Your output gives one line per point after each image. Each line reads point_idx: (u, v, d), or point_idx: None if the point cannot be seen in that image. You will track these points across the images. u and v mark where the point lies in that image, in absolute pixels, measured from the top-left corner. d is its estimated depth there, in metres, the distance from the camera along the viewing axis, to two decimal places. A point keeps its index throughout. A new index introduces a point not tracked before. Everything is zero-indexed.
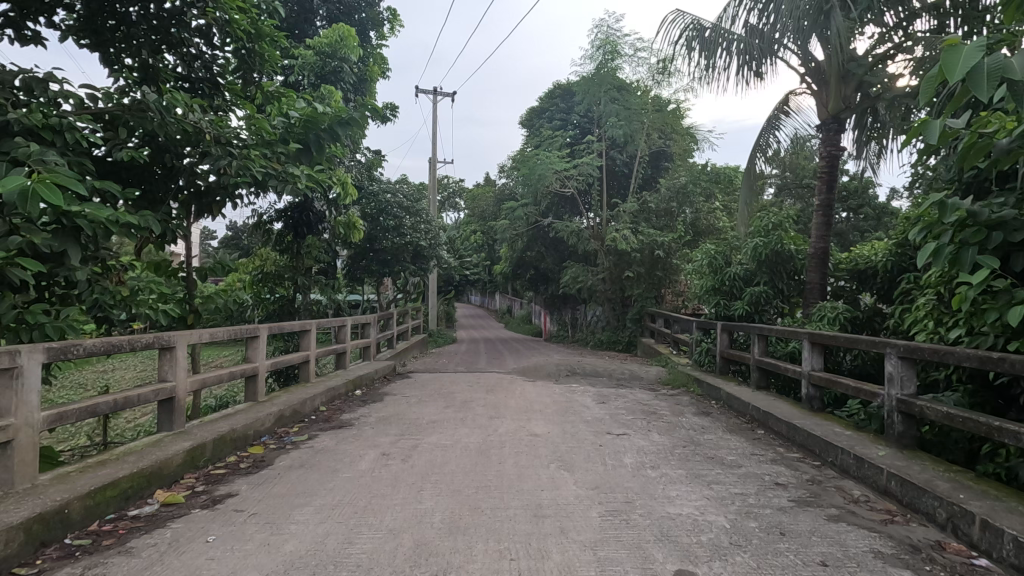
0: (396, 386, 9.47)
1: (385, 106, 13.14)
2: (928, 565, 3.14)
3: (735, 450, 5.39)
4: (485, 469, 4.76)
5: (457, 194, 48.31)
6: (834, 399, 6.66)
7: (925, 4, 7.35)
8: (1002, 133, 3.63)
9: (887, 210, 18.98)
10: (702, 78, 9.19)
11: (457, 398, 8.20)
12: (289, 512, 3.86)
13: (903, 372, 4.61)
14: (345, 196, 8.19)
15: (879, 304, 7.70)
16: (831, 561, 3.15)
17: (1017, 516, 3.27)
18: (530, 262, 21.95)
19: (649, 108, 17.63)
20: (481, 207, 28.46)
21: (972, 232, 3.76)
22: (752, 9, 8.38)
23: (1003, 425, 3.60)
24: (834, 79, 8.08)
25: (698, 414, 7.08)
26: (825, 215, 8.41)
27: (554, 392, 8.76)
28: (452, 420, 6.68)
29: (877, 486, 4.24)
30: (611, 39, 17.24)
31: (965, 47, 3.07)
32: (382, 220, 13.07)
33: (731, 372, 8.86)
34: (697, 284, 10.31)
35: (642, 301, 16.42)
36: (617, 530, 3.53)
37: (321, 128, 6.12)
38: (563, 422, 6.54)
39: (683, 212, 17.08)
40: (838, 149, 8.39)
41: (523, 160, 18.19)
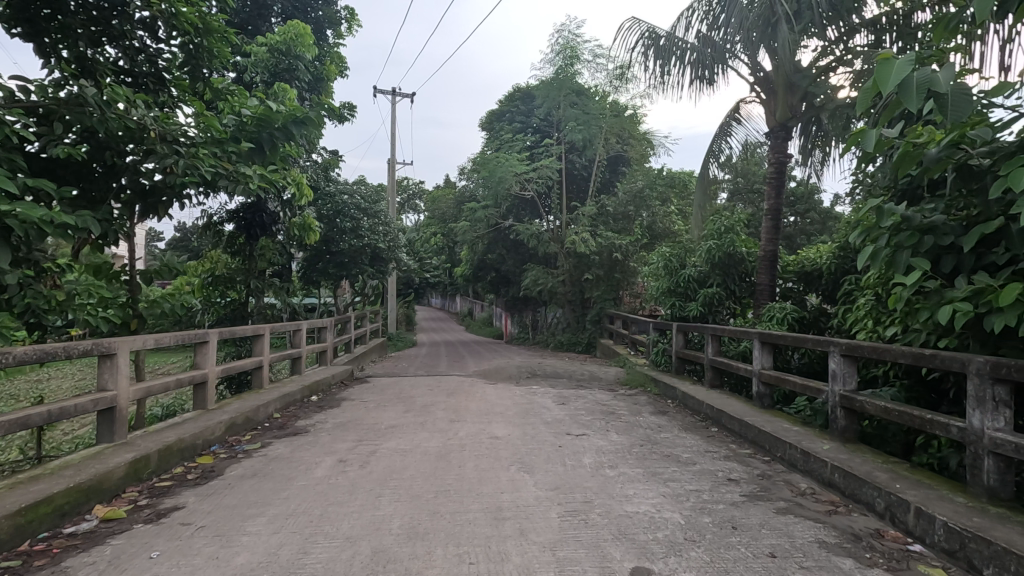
0: (355, 391, 9.30)
1: (343, 106, 12.93)
2: (868, 552, 3.31)
3: (690, 448, 5.53)
4: (444, 474, 4.72)
5: (417, 194, 48.01)
6: (782, 396, 6.91)
7: (864, 20, 7.76)
8: (932, 143, 3.86)
9: (831, 215, 19.91)
10: (658, 84, 9.41)
11: (417, 402, 8.12)
12: (239, 524, 3.73)
13: (845, 369, 4.85)
14: (301, 197, 7.97)
15: (824, 304, 8.06)
16: (780, 552, 3.27)
17: (948, 503, 3.48)
18: (490, 264, 21.99)
19: (607, 113, 17.93)
20: (441, 208, 28.30)
21: (906, 236, 3.97)
22: (704, 19, 8.64)
23: (934, 418, 3.83)
24: (782, 89, 8.42)
25: (654, 413, 7.23)
26: (774, 218, 8.74)
27: (514, 394, 8.79)
28: (412, 425, 6.61)
29: (822, 479, 4.43)
30: (571, 44, 17.58)
31: (896, 61, 3.30)
32: (340, 221, 12.80)
33: (686, 371, 9.09)
34: (654, 286, 10.55)
35: (601, 303, 16.70)
36: (576, 530, 3.56)
37: (275, 126, 5.93)
38: (523, 424, 6.55)
39: (640, 216, 17.44)
40: (785, 156, 8.74)
41: (483, 161, 18.18)
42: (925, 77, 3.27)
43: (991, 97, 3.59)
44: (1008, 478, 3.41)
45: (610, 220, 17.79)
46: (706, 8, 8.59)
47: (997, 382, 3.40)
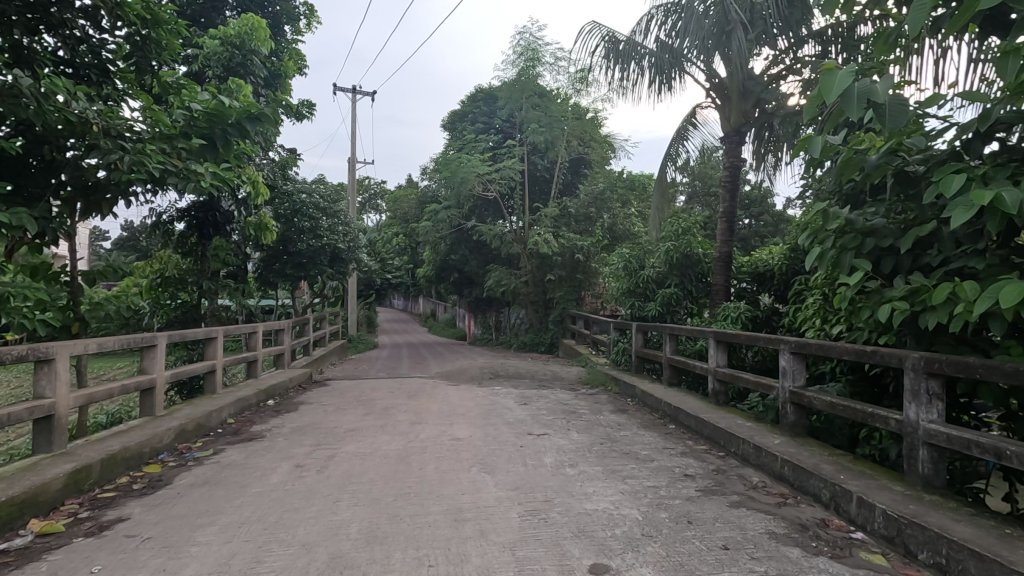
0: (313, 394, 9.09)
1: (301, 103, 12.64)
2: (814, 541, 3.45)
3: (649, 445, 5.64)
4: (405, 477, 4.67)
5: (378, 194, 47.33)
6: (737, 393, 7.12)
7: (811, 32, 8.11)
8: (873, 150, 4.06)
9: (783, 218, 20.65)
10: (618, 88, 9.56)
11: (377, 405, 8.01)
12: (188, 534, 3.59)
13: (794, 366, 5.05)
14: (256, 195, 7.74)
15: (776, 304, 8.35)
16: (732, 544, 3.37)
17: (887, 492, 3.66)
18: (453, 265, 21.89)
19: (569, 115, 18.11)
20: (403, 208, 27.99)
21: (850, 238, 4.17)
22: (662, 25, 8.83)
23: (875, 411, 4.03)
24: (735, 96, 8.70)
25: (614, 412, 7.35)
26: (729, 221, 9.01)
27: (476, 395, 8.77)
28: (372, 428, 6.51)
29: (773, 473, 4.60)
30: (533, 47, 17.72)
31: (839, 72, 3.48)
32: (297, 221, 12.48)
33: (645, 370, 9.27)
34: (614, 286, 10.72)
35: (563, 304, 16.87)
36: (535, 530, 3.58)
37: (228, 123, 5.70)
38: (485, 425, 6.55)
39: (601, 217, 17.66)
40: (739, 160, 9.02)
41: (445, 161, 18.03)
42: (865, 88, 3.45)
43: (926, 107, 3.80)
44: (940, 467, 3.62)
45: (572, 221, 18.01)
46: (665, 14, 8.77)
47: (930, 376, 3.60)
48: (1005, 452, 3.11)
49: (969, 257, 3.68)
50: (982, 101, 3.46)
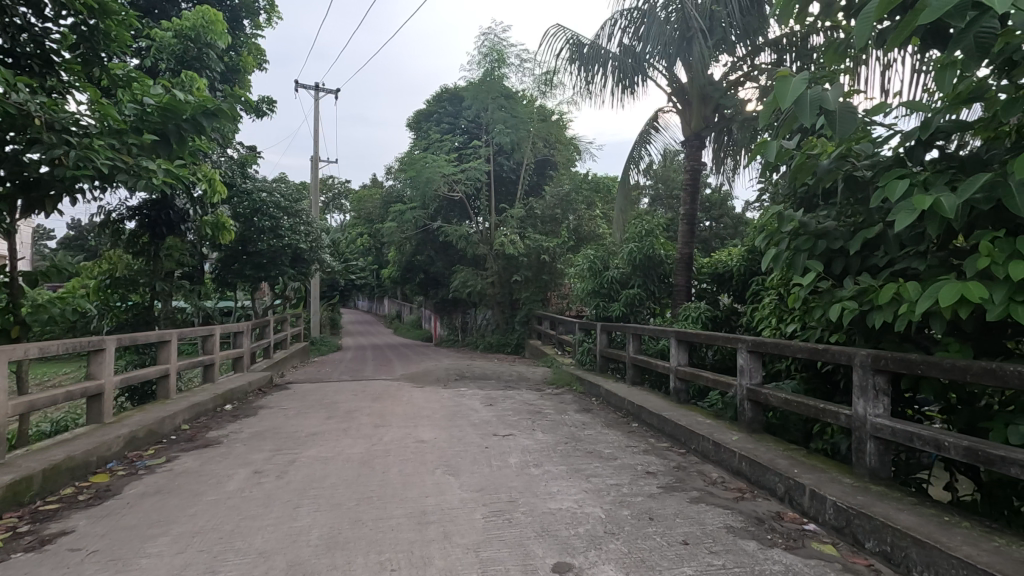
0: (273, 398, 8.86)
1: (261, 99, 12.32)
2: (769, 534, 3.56)
3: (612, 444, 5.72)
4: (367, 480, 4.59)
5: (343, 194, 46.54)
6: (698, 391, 7.29)
7: (767, 40, 8.37)
8: (825, 155, 4.22)
9: (743, 221, 21.21)
10: (583, 91, 9.66)
11: (340, 408, 7.86)
12: (138, 545, 3.45)
13: (752, 364, 5.20)
14: (213, 193, 7.49)
15: (735, 304, 8.59)
16: (692, 539, 3.45)
17: (837, 484, 3.81)
18: (419, 266, 21.70)
19: (534, 117, 18.21)
20: (368, 208, 27.61)
21: (803, 240, 4.32)
22: (626, 29, 8.98)
23: (827, 406, 4.19)
24: (695, 101, 8.92)
25: (579, 411, 7.42)
26: (690, 223, 9.20)
27: (442, 396, 8.71)
28: (334, 431, 6.39)
29: (731, 468, 4.72)
30: (498, 48, 17.73)
31: (792, 80, 3.61)
32: (257, 220, 12.14)
33: (610, 369, 9.39)
34: (579, 286, 10.83)
35: (529, 304, 16.94)
36: (499, 530, 3.58)
37: (182, 118, 5.46)
38: (450, 427, 6.52)
39: (567, 218, 17.82)
40: (699, 164, 9.24)
41: (410, 161, 17.82)
42: (817, 95, 3.60)
43: (872, 115, 3.98)
44: (886, 459, 3.79)
45: (538, 222, 18.10)
46: (628, 19, 8.91)
47: (877, 372, 3.77)
48: (944, 444, 3.28)
49: (912, 258, 3.87)
50: (923, 111, 3.64)
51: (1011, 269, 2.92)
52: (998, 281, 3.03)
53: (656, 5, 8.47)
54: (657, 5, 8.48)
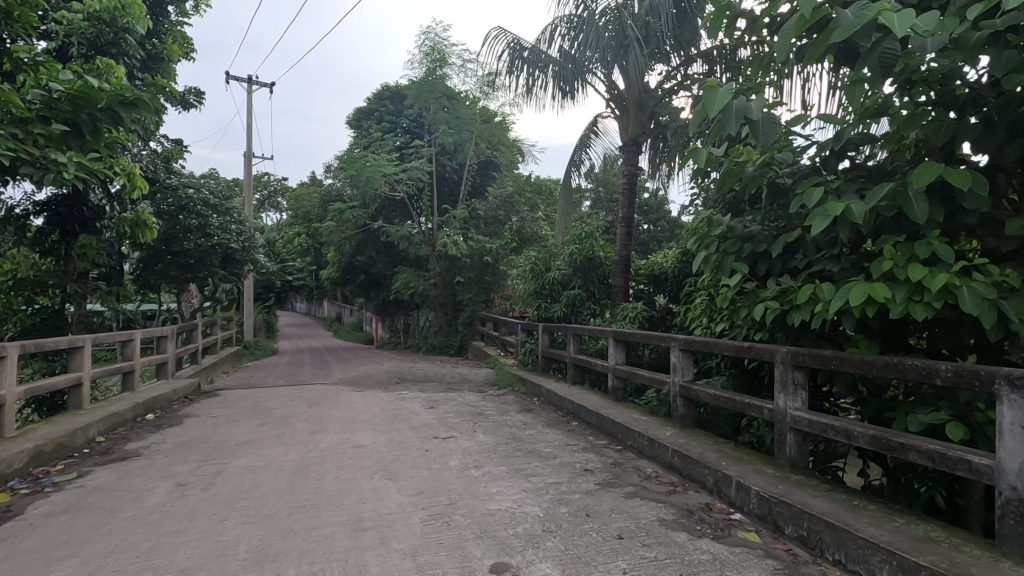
0: (201, 406, 8.39)
1: (187, 90, 11.67)
2: (699, 525, 3.71)
3: (552, 443, 5.79)
4: (301, 489, 4.43)
5: (279, 193, 44.82)
6: (635, 388, 7.51)
7: (699, 51, 8.72)
8: (750, 162, 4.44)
9: (678, 224, 22.01)
10: (524, 94, 9.74)
11: (274, 414, 7.56)
12: (41, 570, 3.18)
13: (683, 362, 5.41)
14: (133, 189, 7.00)
15: (670, 304, 8.92)
16: (626, 533, 3.54)
17: (761, 475, 4.02)
18: (359, 266, 21.19)
19: (476, 119, 18.15)
20: (306, 207, 26.72)
21: (731, 243, 4.55)
22: (565, 35, 9.14)
23: (752, 401, 4.42)
24: (632, 107, 9.19)
25: (520, 411, 7.49)
26: (628, 227, 9.46)
27: (382, 400, 8.53)
28: (267, 439, 6.13)
29: (664, 463, 4.89)
30: (440, 47, 17.59)
31: (720, 90, 3.79)
32: (183, 218, 11.45)
33: (551, 370, 9.53)
34: (521, 287, 10.91)
35: (472, 305, 16.93)
36: (438, 533, 3.55)
37: (97, 108, 5.03)
38: (390, 430, 6.41)
39: (510, 220, 17.95)
40: (636, 169, 9.53)
41: (350, 160, 17.34)
42: (741, 105, 3.80)
43: (792, 125, 4.22)
44: (804, 449, 4.05)
45: (480, 223, 18.11)
46: (568, 24, 9.07)
47: (796, 368, 4.01)
48: (854, 434, 3.53)
49: (827, 260, 4.13)
50: (837, 123, 3.90)
51: (911, 271, 3.17)
52: (899, 282, 3.29)
53: (595, 13, 8.69)
54: (596, 13, 8.68)
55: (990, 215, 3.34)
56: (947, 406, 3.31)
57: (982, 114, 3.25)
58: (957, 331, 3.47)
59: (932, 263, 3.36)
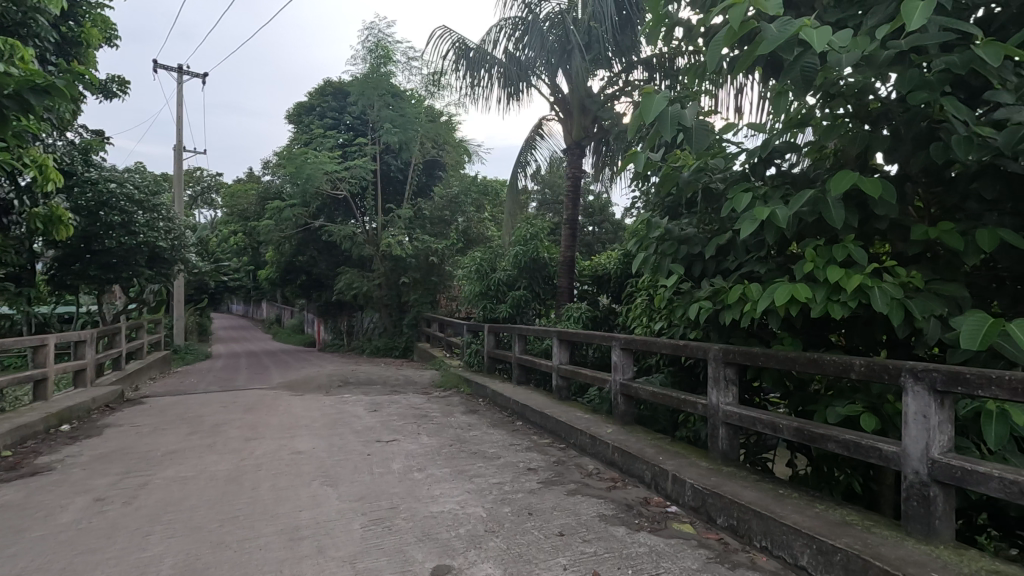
0: (124, 415, 7.87)
1: (109, 79, 10.94)
2: (637, 519, 3.81)
3: (497, 443, 5.81)
4: (233, 499, 4.24)
5: (213, 189, 42.76)
6: (579, 387, 7.65)
7: (640, 59, 8.94)
8: (686, 167, 4.60)
9: (622, 225, 22.59)
10: (470, 94, 9.72)
11: (206, 422, 7.19)
12: None
13: (624, 360, 5.56)
14: (46, 182, 6.46)
15: (613, 304, 9.14)
16: (567, 530, 3.59)
17: (695, 468, 4.18)
18: (300, 266, 20.48)
19: (422, 117, 17.93)
20: (242, 204, 25.62)
21: (669, 245, 4.70)
22: (510, 36, 9.17)
23: (687, 398, 4.58)
24: (576, 111, 9.37)
25: (465, 412, 7.47)
26: (572, 228, 9.60)
27: (322, 404, 8.29)
28: (197, 448, 5.81)
29: (605, 459, 5.00)
30: (384, 44, 17.30)
31: (656, 96, 3.91)
32: (104, 215, 10.69)
33: (497, 370, 9.56)
34: (467, 288, 10.87)
35: (418, 306, 16.75)
36: (378, 539, 3.48)
37: (2, 93, 4.60)
38: (330, 435, 6.24)
39: (456, 220, 17.90)
40: (579, 172, 9.70)
41: (289, 157, 16.72)
42: (676, 112, 3.93)
43: (724, 133, 4.40)
44: (734, 442, 4.25)
45: (426, 223, 17.96)
46: (512, 26, 9.12)
47: (727, 364, 4.20)
48: (779, 426, 3.74)
49: (756, 261, 4.33)
50: (764, 132, 4.11)
51: (829, 272, 3.38)
52: (819, 283, 3.50)
53: (539, 16, 8.81)
54: (541, 17, 8.80)
55: (898, 220, 3.60)
56: (862, 398, 3.55)
57: (892, 126, 3.49)
58: (870, 328, 3.72)
59: (848, 265, 3.60)
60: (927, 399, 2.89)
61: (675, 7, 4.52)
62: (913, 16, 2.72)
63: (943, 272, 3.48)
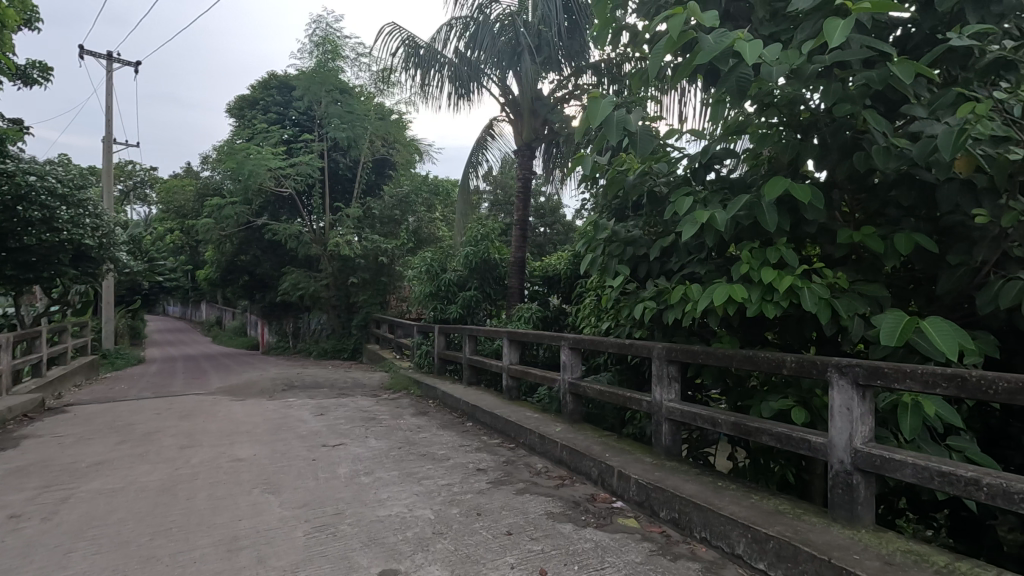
0: (44, 425, 7.33)
1: (29, 64, 10.19)
2: (584, 515, 3.88)
3: (446, 445, 5.77)
4: (166, 511, 4.03)
5: (146, 184, 40.47)
6: (529, 387, 7.70)
7: (588, 64, 9.10)
8: (631, 170, 4.71)
9: (572, 227, 22.92)
10: (419, 93, 9.64)
11: (137, 430, 6.80)
12: None
13: (572, 359, 5.64)
14: None
15: (563, 304, 9.26)
16: (515, 529, 3.61)
17: (640, 464, 4.29)
18: (242, 266, 19.69)
19: (371, 115, 17.60)
20: (180, 200, 24.42)
21: (616, 247, 4.81)
22: (461, 36, 9.15)
23: (632, 395, 4.70)
24: (526, 113, 9.43)
25: (415, 414, 7.39)
26: (523, 229, 9.66)
27: (265, 409, 8.00)
28: (127, 458, 5.50)
29: (554, 458, 5.07)
30: (331, 39, 16.90)
31: (602, 101, 4.00)
32: (22, 210, 9.90)
33: (447, 371, 9.51)
34: (417, 288, 10.76)
35: (367, 307, 16.47)
36: (322, 546, 3.39)
37: None
38: (273, 441, 6.03)
39: (407, 220, 17.72)
40: (530, 173, 9.77)
41: (230, 152, 16.03)
42: (621, 117, 4.03)
43: (667, 138, 4.54)
44: (676, 438, 4.40)
45: (376, 223, 17.64)
46: (463, 26, 9.10)
47: (669, 362, 4.34)
48: (718, 421, 3.89)
49: (697, 263, 4.49)
50: (704, 139, 4.26)
51: (763, 274, 3.55)
52: (755, 283, 3.66)
53: (490, 17, 8.84)
54: (491, 19, 8.84)
55: (826, 224, 3.82)
56: (793, 393, 3.75)
57: (820, 136, 3.69)
58: (801, 326, 3.93)
59: (780, 267, 3.79)
60: (851, 392, 3.08)
61: (621, 13, 4.62)
62: (834, 35, 2.90)
63: (866, 273, 3.72)
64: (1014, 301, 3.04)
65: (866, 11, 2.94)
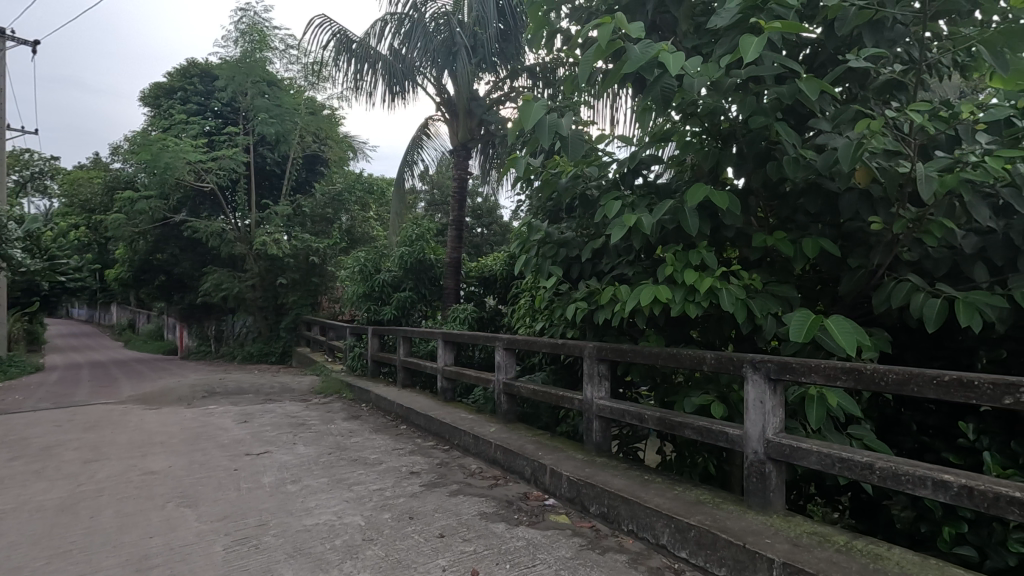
0: None
1: None
2: (517, 514, 3.92)
3: (379, 449, 5.64)
4: (65, 532, 3.70)
5: (45, 174, 37.01)
6: (464, 388, 7.67)
7: (524, 67, 9.20)
8: (564, 172, 4.79)
9: (509, 228, 23.11)
10: (352, 88, 9.40)
11: (33, 444, 6.19)
12: None
13: (507, 360, 5.68)
14: None
15: (498, 305, 9.29)
16: (448, 531, 3.60)
17: (571, 461, 4.38)
18: (158, 266, 18.42)
19: (301, 109, 16.95)
20: (86, 193, 22.52)
21: (549, 248, 4.88)
22: (396, 33, 9.00)
23: (565, 394, 4.80)
24: (462, 113, 9.40)
25: (346, 418, 7.19)
26: (458, 229, 9.63)
27: (182, 417, 7.52)
28: (20, 475, 4.99)
29: (488, 458, 5.08)
30: (258, 28, 16.15)
31: (534, 104, 4.05)
32: None
33: (381, 373, 9.31)
34: (350, 289, 10.47)
35: (297, 309, 15.87)
36: (243, 560, 3.24)
37: None
38: (191, 451, 5.67)
39: (339, 218, 17.23)
40: (466, 172, 9.74)
41: (144, 143, 14.96)
42: (553, 121, 4.09)
43: (597, 143, 4.65)
44: (606, 434, 4.53)
45: (306, 221, 17.01)
46: (397, 23, 8.97)
47: (600, 361, 4.46)
48: (645, 416, 4.04)
49: (626, 265, 4.63)
50: (632, 144, 4.40)
51: (686, 275, 3.72)
52: (678, 285, 3.83)
53: (425, 15, 8.75)
54: (426, 17, 8.74)
55: (743, 229, 4.05)
56: (713, 389, 3.96)
57: (738, 146, 3.91)
58: (720, 325, 4.15)
59: (701, 269, 3.99)
60: (764, 386, 3.28)
61: (555, 16, 4.69)
62: (749, 51, 3.08)
63: (778, 274, 3.98)
64: (903, 301, 3.35)
65: (777, 30, 3.14)
